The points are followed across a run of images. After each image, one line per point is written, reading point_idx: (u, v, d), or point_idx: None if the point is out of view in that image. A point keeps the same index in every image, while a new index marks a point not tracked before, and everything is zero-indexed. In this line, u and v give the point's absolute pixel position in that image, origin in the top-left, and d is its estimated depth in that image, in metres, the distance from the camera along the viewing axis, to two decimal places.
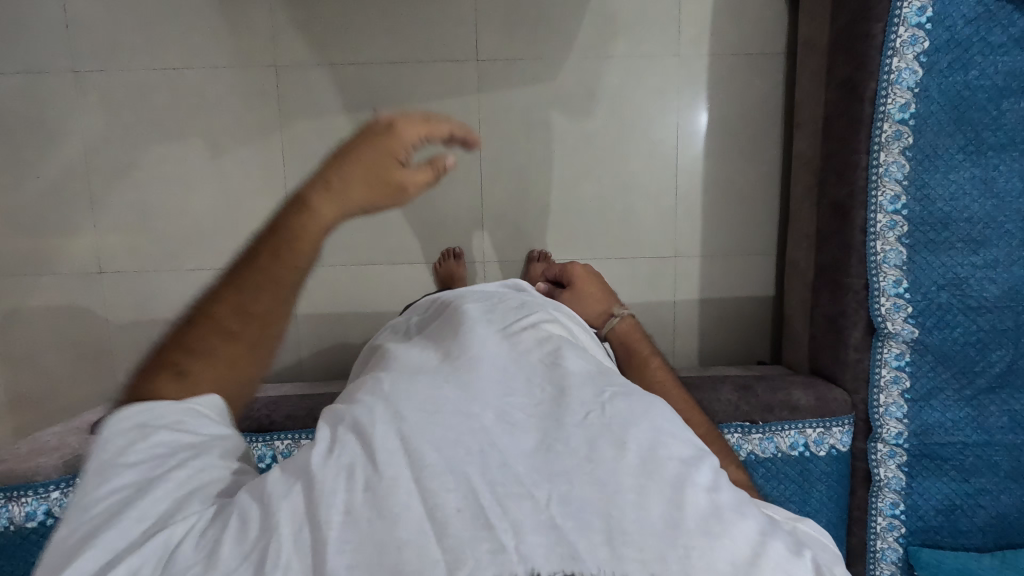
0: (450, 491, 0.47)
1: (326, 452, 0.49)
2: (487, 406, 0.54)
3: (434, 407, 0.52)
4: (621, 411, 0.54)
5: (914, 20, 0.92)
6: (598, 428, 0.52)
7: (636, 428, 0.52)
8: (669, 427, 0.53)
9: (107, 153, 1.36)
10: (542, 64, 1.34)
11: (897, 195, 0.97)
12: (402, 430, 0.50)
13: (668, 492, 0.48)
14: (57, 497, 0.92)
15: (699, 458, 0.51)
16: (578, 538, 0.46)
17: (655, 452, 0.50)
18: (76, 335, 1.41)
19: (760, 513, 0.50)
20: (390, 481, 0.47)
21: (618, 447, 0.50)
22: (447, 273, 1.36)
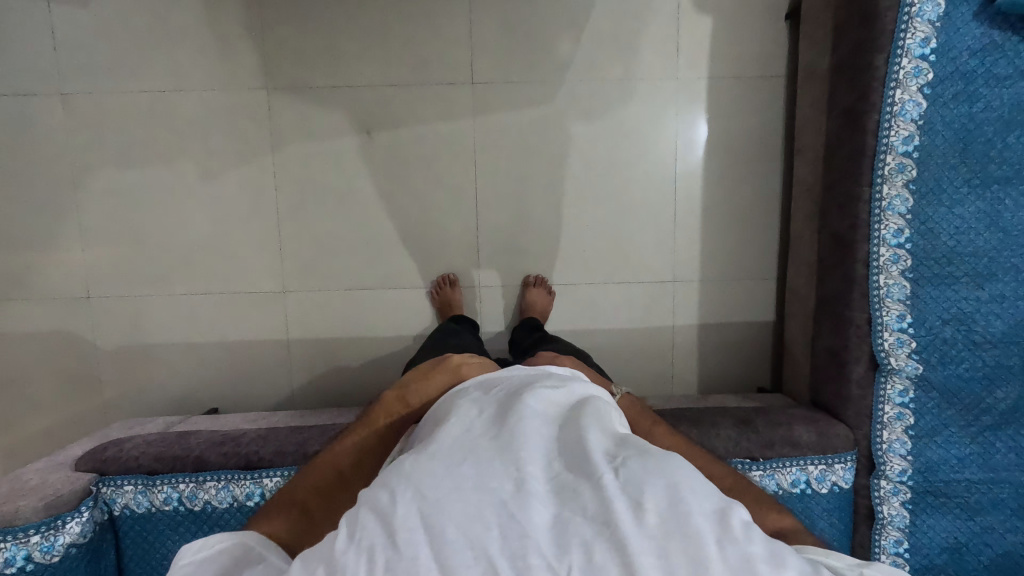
0: (470, 568, 0.47)
1: (351, 533, 0.51)
2: (506, 477, 0.53)
3: (454, 482, 0.53)
4: (636, 469, 0.53)
5: (917, 52, 0.90)
6: (615, 489, 0.50)
7: (653, 486, 0.51)
8: (687, 482, 0.52)
9: (95, 176, 1.34)
10: (539, 87, 1.32)
11: (899, 228, 0.95)
12: (423, 508, 0.50)
13: (692, 553, 0.46)
14: (37, 540, 0.90)
15: (723, 512, 0.50)
16: None
17: (673, 508, 0.49)
18: (65, 361, 1.39)
19: (799, 561, 0.48)
20: (409, 561, 0.47)
21: (636, 510, 0.49)
22: (443, 301, 1.35)
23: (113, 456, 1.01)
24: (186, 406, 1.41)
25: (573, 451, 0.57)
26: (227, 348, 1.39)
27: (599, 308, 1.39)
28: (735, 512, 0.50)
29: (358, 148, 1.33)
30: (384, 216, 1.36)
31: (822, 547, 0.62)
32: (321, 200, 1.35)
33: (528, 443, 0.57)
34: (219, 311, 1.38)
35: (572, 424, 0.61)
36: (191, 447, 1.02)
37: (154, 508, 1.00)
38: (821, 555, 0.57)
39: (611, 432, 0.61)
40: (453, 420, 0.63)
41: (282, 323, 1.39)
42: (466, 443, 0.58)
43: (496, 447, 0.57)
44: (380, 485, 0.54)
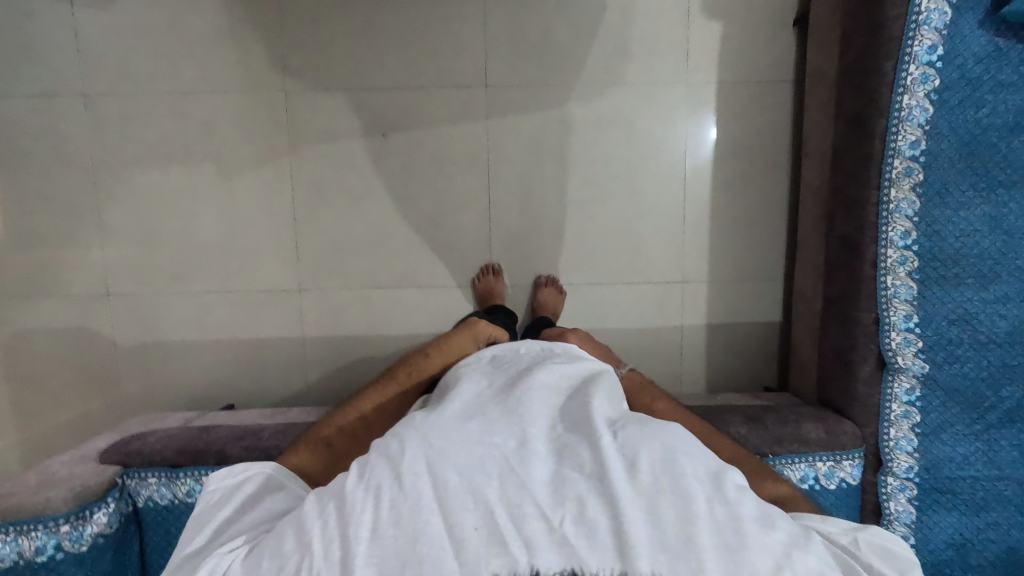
0: (469, 511, 0.58)
1: (362, 474, 0.62)
2: (512, 437, 0.64)
3: (467, 437, 0.63)
4: (632, 435, 0.63)
5: (925, 58, 0.93)
6: (614, 452, 0.61)
7: (647, 451, 0.61)
8: (682, 448, 0.62)
9: (116, 176, 1.37)
10: (551, 90, 1.34)
11: (907, 230, 0.97)
12: (431, 457, 0.61)
13: (679, 506, 0.57)
14: (67, 530, 0.92)
15: (711, 477, 0.60)
16: (587, 551, 0.56)
17: (664, 470, 0.59)
18: (84, 357, 1.41)
19: (788, 522, 0.58)
20: (414, 500, 0.59)
21: (630, 471, 0.60)
22: (486, 289, 1.37)
23: (137, 449, 1.04)
24: (203, 402, 1.44)
25: (576, 418, 0.67)
26: (244, 345, 1.42)
27: (609, 308, 1.41)
28: (724, 476, 0.60)
29: (373, 151, 1.36)
30: (398, 217, 1.38)
31: (816, 513, 0.72)
32: (337, 201, 1.38)
33: (534, 409, 0.67)
34: (236, 309, 1.41)
35: (578, 394, 0.71)
36: (213, 441, 1.04)
37: (176, 500, 1.03)
38: (820, 520, 0.69)
39: (614, 404, 0.70)
40: (466, 385, 0.74)
41: (298, 321, 1.41)
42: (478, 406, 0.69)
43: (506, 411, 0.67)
44: (394, 434, 0.65)
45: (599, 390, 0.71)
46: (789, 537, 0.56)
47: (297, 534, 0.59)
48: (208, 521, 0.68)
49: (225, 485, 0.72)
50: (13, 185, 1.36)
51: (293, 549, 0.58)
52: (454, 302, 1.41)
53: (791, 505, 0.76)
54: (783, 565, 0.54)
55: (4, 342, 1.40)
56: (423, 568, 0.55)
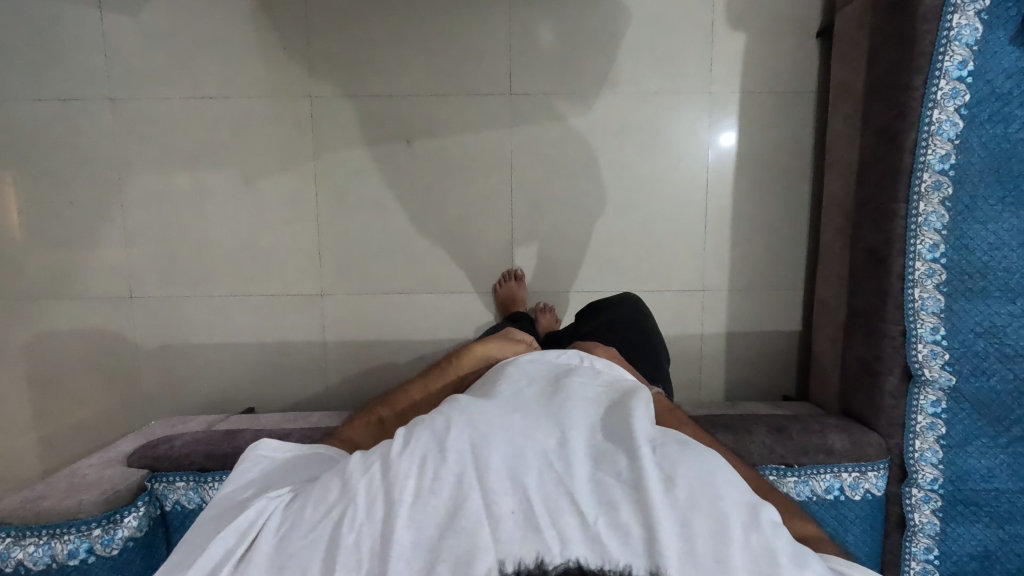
0: (506, 496, 0.57)
1: (407, 443, 0.61)
2: (549, 436, 0.62)
3: (505, 429, 0.62)
4: (673, 449, 0.60)
5: (955, 74, 0.94)
6: (653, 465, 0.58)
7: (688, 469, 0.58)
8: (721, 475, 0.58)
9: (141, 180, 1.38)
10: (575, 99, 1.35)
11: (935, 243, 0.98)
12: (472, 440, 0.60)
13: (712, 529, 0.55)
14: (99, 533, 0.93)
15: (751, 505, 0.57)
16: (616, 552, 0.54)
17: (703, 492, 0.56)
18: (106, 359, 1.42)
19: (822, 567, 0.54)
20: (455, 475, 0.58)
21: (668, 485, 0.57)
22: (508, 294, 1.38)
23: (165, 453, 1.04)
24: (223, 405, 1.45)
25: (615, 425, 0.64)
26: (265, 349, 1.43)
27: None
28: (759, 508, 0.57)
29: (396, 157, 1.37)
30: (421, 223, 1.39)
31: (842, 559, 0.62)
32: (360, 206, 1.38)
33: (575, 410, 0.65)
34: (258, 313, 1.41)
35: (623, 401, 0.68)
36: (240, 446, 1.05)
37: (205, 504, 1.03)
38: (847, 565, 0.58)
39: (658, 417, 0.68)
40: (507, 376, 0.72)
41: (319, 325, 1.42)
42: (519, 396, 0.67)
43: (545, 409, 0.66)
44: (438, 412, 0.65)
45: (642, 399, 0.68)
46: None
47: (342, 484, 0.60)
48: (255, 476, 0.70)
49: (270, 452, 0.74)
50: (38, 187, 1.37)
51: (336, 498, 0.59)
52: (474, 308, 1.42)
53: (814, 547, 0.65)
54: None
55: (26, 343, 1.41)
56: (452, 545, 0.54)
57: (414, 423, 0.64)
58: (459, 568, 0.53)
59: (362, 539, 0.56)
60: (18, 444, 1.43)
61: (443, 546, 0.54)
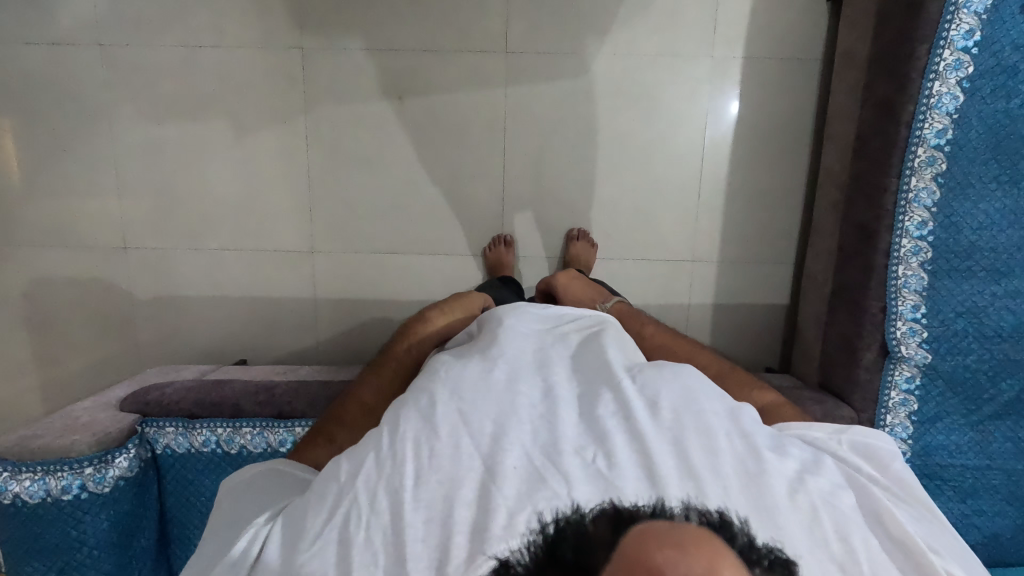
0: (508, 451, 0.60)
1: (395, 430, 0.62)
2: (534, 388, 0.68)
3: (491, 386, 0.67)
4: (649, 378, 0.68)
5: (960, 44, 0.90)
6: (634, 396, 0.66)
7: (667, 394, 0.65)
8: (697, 388, 0.66)
9: (131, 129, 1.37)
10: (572, 60, 1.32)
11: (923, 220, 0.96)
12: (461, 407, 0.64)
13: (703, 440, 0.61)
14: (91, 472, 0.96)
15: (731, 415, 0.64)
16: (624, 486, 0.57)
17: (683, 410, 0.64)
18: (102, 307, 1.45)
19: (799, 451, 0.62)
20: (452, 447, 0.60)
21: (653, 412, 0.64)
22: (496, 260, 1.38)
23: (156, 399, 1.09)
24: (216, 356, 1.48)
25: (594, 368, 0.71)
26: (256, 303, 1.45)
27: (617, 283, 1.42)
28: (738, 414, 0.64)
29: (389, 113, 1.35)
30: (412, 182, 1.38)
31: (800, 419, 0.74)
32: (353, 163, 1.37)
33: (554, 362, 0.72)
34: (250, 267, 1.43)
35: (592, 348, 0.75)
36: (228, 396, 1.09)
37: (193, 449, 1.08)
38: (804, 428, 0.71)
39: (627, 354, 0.76)
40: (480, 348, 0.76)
41: (310, 282, 1.43)
42: (499, 356, 0.71)
43: (525, 365, 0.71)
44: (420, 390, 0.66)
45: (610, 346, 0.75)
46: (811, 463, 0.60)
47: (338, 494, 0.59)
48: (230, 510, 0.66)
49: (241, 481, 0.70)
50: (29, 133, 1.37)
51: (332, 503, 0.58)
52: (465, 269, 1.43)
53: (776, 411, 0.78)
54: (800, 487, 0.57)
55: (23, 289, 1.43)
56: (463, 514, 0.55)
57: (397, 407, 0.66)
58: (478, 528, 0.54)
59: (373, 534, 0.55)
60: (20, 385, 1.48)
61: (457, 514, 0.55)
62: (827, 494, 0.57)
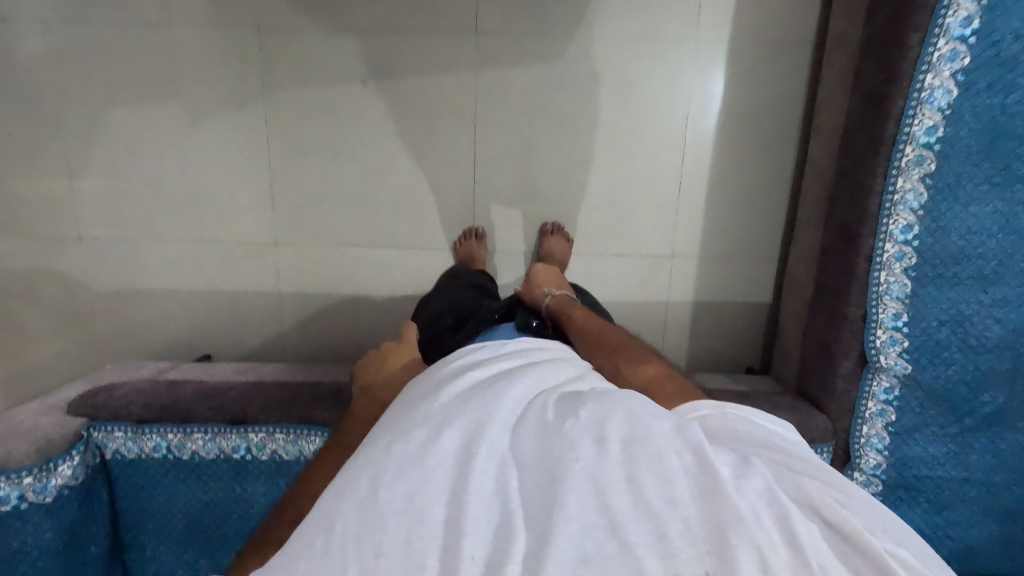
0: (460, 535, 0.43)
1: (326, 531, 0.45)
2: (453, 439, 0.50)
3: (405, 455, 0.48)
4: (582, 402, 0.52)
5: (956, 32, 0.82)
6: (569, 425, 0.49)
7: (612, 417, 0.49)
8: (634, 406, 0.50)
9: (80, 114, 1.29)
10: (547, 42, 1.23)
11: (909, 224, 0.90)
12: (386, 489, 0.46)
13: (660, 471, 0.44)
14: (31, 481, 0.92)
15: (689, 433, 0.47)
16: (600, 554, 0.41)
17: (631, 433, 0.47)
18: (60, 301, 1.39)
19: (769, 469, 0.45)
20: (395, 545, 0.43)
21: (599, 441, 0.47)
22: (467, 253, 1.32)
23: (104, 403, 1.04)
24: (179, 351, 1.43)
25: (513, 397, 0.55)
26: (219, 297, 1.39)
27: (594, 279, 1.37)
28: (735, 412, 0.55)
29: (353, 98, 1.27)
30: (379, 172, 1.31)
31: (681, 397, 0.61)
32: (316, 151, 1.30)
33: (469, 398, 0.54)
34: (211, 260, 1.37)
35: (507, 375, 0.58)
36: (179, 399, 1.04)
37: (144, 454, 1.04)
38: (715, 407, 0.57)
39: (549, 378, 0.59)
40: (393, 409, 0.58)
41: (274, 276, 1.38)
42: (413, 408, 0.55)
43: (432, 415, 0.53)
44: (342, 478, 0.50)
45: (540, 369, 0.60)
46: (820, 487, 0.44)
47: None
48: None
49: None
50: None
51: None
52: (435, 263, 1.37)
53: (659, 384, 0.64)
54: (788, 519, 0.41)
55: None
56: None
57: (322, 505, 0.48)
58: None
59: None
60: None
61: None
62: (769, 495, 0.42)
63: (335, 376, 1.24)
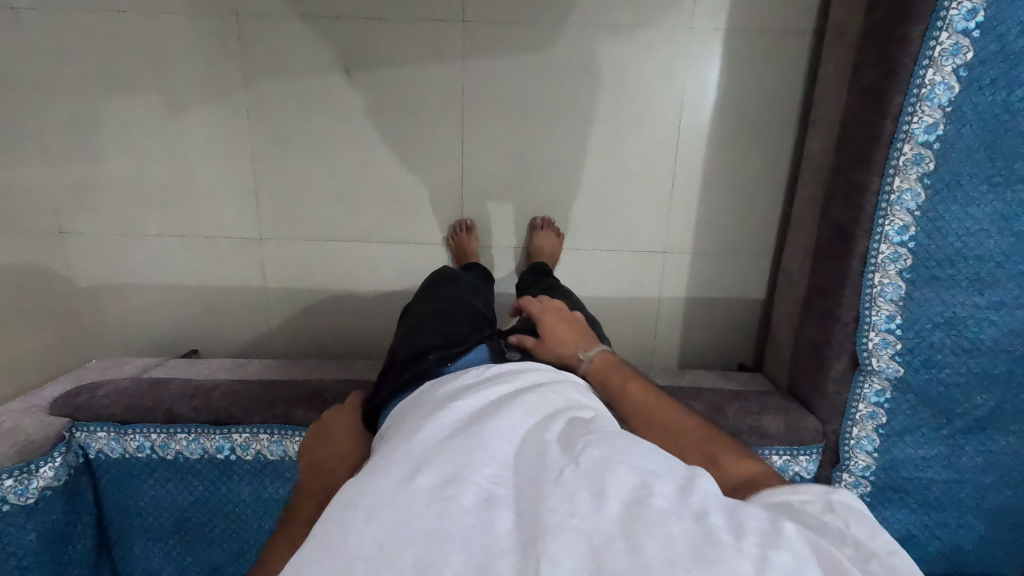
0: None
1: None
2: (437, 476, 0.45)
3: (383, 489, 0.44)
4: (587, 447, 0.48)
5: (960, 26, 0.79)
6: (569, 475, 0.45)
7: (613, 469, 0.44)
8: (643, 458, 0.46)
9: (56, 106, 1.25)
10: (537, 30, 1.19)
11: (905, 225, 0.88)
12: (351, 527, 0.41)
13: (660, 526, 0.39)
14: (12, 484, 0.91)
15: (692, 493, 0.43)
16: None
17: (633, 488, 0.43)
18: (45, 295, 1.37)
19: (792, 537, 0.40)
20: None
21: (596, 496, 0.42)
22: (458, 247, 1.29)
23: (86, 403, 1.02)
24: (166, 346, 1.42)
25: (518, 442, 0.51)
26: (204, 292, 1.38)
27: (585, 275, 1.34)
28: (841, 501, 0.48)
29: (338, 89, 1.23)
30: (365, 166, 1.28)
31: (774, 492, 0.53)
32: (300, 144, 1.27)
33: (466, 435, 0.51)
34: (195, 255, 1.35)
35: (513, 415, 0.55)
36: (161, 400, 1.03)
37: (127, 454, 1.03)
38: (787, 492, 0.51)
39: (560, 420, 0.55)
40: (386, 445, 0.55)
41: (260, 271, 1.36)
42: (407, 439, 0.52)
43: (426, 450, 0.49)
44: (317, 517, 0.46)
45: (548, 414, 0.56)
46: None
47: None
48: None
49: None
50: None
51: None
52: (423, 258, 1.34)
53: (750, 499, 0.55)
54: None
55: None
56: None
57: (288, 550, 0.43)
58: None
59: None
60: None
61: None
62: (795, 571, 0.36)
63: (322, 374, 1.23)
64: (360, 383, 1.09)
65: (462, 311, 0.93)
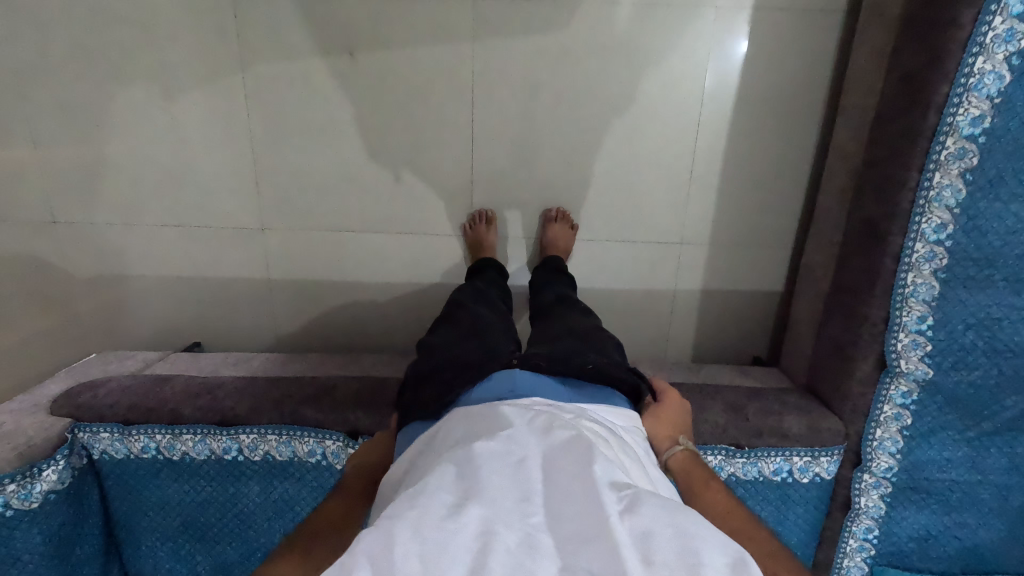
0: None
1: None
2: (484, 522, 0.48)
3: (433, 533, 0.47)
4: (635, 505, 0.49)
5: (1016, 9, 0.73)
6: (615, 536, 0.46)
7: (664, 539, 0.46)
8: (689, 525, 0.47)
9: (43, 88, 1.19)
10: (552, 8, 1.12)
11: (943, 223, 0.83)
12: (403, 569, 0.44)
13: None
14: (14, 489, 0.89)
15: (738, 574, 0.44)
16: None
17: (680, 561, 0.44)
18: (40, 287, 1.33)
19: None
20: None
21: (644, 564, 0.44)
22: (476, 239, 1.25)
23: (88, 403, 1.00)
24: (167, 339, 1.39)
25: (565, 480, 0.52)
26: (206, 284, 1.34)
27: (598, 267, 1.30)
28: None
29: (340, 72, 1.17)
30: (369, 152, 1.22)
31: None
32: (302, 130, 1.21)
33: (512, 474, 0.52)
34: (194, 245, 1.30)
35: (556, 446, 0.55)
36: (164, 399, 1.00)
37: (132, 455, 1.01)
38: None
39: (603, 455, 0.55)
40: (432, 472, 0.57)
41: (262, 262, 1.31)
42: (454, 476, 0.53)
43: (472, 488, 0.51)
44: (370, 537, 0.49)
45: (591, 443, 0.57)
46: None
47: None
48: None
49: None
50: None
51: None
52: (431, 250, 1.30)
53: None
54: None
55: None
56: None
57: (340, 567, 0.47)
58: None
59: None
60: None
61: None
62: None
63: (327, 370, 1.19)
64: (370, 381, 1.06)
65: (487, 339, 0.86)
